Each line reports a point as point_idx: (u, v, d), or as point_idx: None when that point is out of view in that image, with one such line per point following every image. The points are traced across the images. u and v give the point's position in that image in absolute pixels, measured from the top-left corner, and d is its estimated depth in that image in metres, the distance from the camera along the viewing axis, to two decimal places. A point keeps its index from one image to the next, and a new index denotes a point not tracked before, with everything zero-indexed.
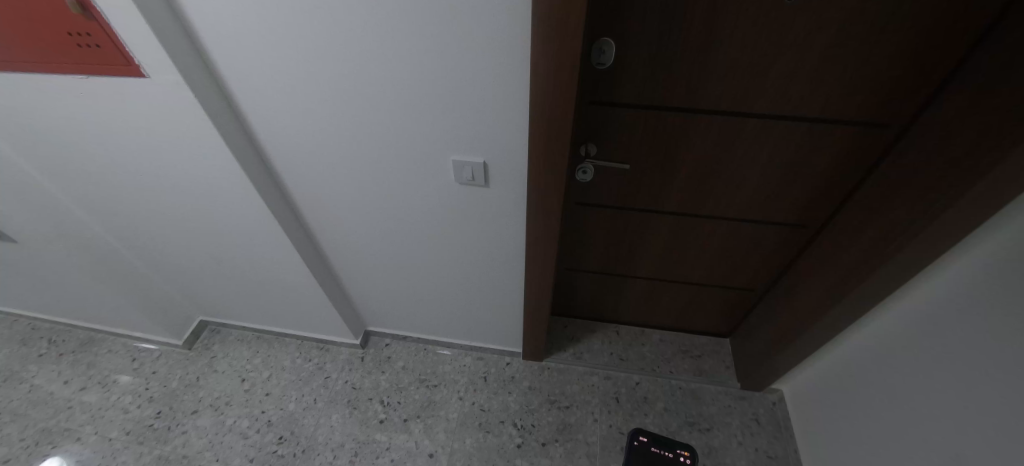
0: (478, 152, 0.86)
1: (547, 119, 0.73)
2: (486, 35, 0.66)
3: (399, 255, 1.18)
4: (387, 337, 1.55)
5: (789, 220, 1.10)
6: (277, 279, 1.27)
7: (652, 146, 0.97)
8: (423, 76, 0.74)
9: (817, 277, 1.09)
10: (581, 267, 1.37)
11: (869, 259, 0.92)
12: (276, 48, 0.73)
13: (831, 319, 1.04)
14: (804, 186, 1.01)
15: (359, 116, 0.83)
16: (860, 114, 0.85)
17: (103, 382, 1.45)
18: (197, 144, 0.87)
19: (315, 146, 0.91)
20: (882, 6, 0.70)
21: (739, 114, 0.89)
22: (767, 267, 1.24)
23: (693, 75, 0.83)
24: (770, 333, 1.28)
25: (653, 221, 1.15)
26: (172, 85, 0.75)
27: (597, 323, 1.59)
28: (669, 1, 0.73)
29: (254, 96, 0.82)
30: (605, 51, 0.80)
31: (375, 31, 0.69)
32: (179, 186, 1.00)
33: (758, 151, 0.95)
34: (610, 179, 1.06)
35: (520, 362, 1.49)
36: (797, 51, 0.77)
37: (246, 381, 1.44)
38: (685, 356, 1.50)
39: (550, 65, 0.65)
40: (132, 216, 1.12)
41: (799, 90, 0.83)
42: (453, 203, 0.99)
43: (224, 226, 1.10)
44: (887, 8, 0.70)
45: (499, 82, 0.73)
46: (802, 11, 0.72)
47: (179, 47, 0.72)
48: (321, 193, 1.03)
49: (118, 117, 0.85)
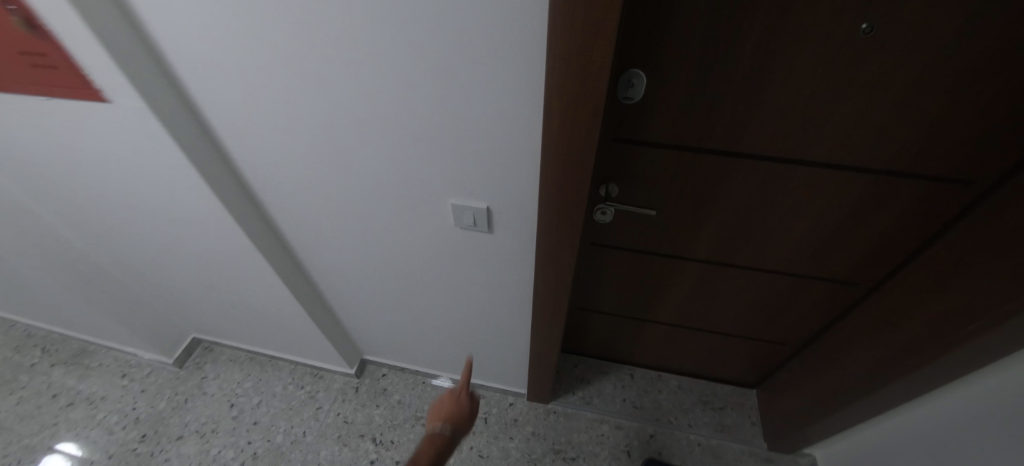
0: (480, 197, 0.77)
1: (562, 167, 0.62)
2: (490, 69, 0.57)
3: (395, 291, 1.09)
4: (384, 366, 1.45)
5: (837, 276, 0.96)
6: (267, 308, 1.20)
7: (682, 190, 0.85)
8: (417, 110, 0.65)
9: (867, 343, 0.95)
10: (595, 307, 1.25)
11: (936, 334, 0.78)
12: (256, 74, 0.65)
13: (882, 394, 0.90)
14: (860, 241, 0.87)
15: (349, 150, 0.74)
16: (939, 168, 0.71)
17: (92, 398, 1.41)
18: (172, 173, 0.80)
19: (305, 178, 0.82)
20: (976, 46, 0.57)
21: (788, 161, 0.76)
22: (806, 322, 1.10)
23: (736, 116, 0.71)
24: (806, 396, 1.14)
25: (678, 267, 1.03)
26: (136, 111, 0.68)
27: (610, 364, 1.47)
28: (709, 32, 0.61)
29: (234, 123, 0.74)
30: (634, 84, 0.68)
31: (363, 59, 0.60)
32: (159, 212, 0.93)
33: (809, 202, 0.82)
34: (631, 222, 0.95)
35: (523, 403, 1.39)
36: (869, 92, 0.64)
37: (235, 407, 1.38)
38: (706, 407, 1.37)
39: (568, 108, 0.54)
40: (116, 238, 1.06)
41: (866, 138, 0.70)
42: (453, 244, 0.89)
43: (210, 254, 1.03)
44: (983, 48, 0.57)
45: (507, 119, 0.63)
46: (880, 44, 0.59)
47: (146, 69, 0.65)
48: (313, 226, 0.94)
49: (89, 142, 0.79)
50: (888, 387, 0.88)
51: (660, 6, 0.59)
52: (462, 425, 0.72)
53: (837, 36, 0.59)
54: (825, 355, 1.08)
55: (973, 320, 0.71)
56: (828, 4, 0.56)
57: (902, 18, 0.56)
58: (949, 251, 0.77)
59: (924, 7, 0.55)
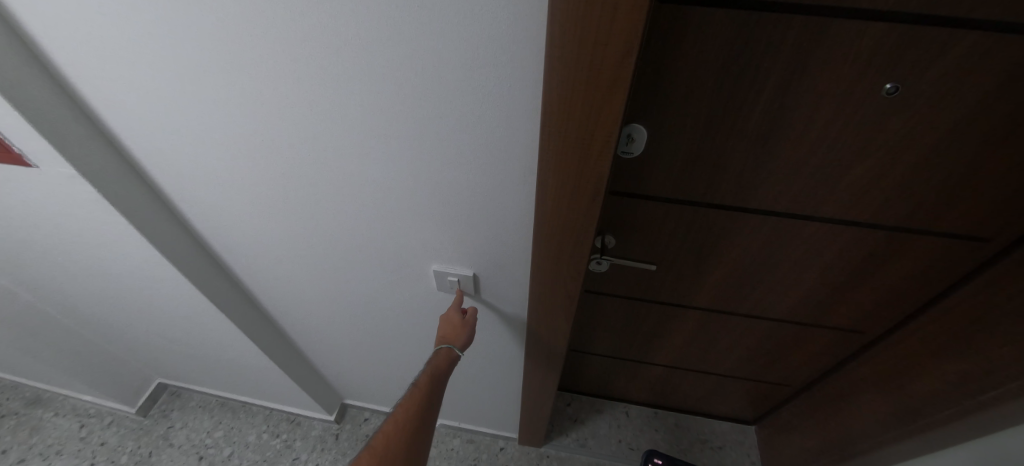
0: (465, 264, 0.74)
1: (558, 235, 0.57)
2: (469, 136, 0.53)
3: (373, 347, 1.04)
4: (365, 410, 1.42)
5: (843, 324, 0.91)
6: (235, 362, 1.14)
7: (682, 243, 0.80)
8: (393, 177, 0.61)
9: (874, 394, 0.91)
10: (589, 350, 1.20)
11: (947, 396, 0.74)
12: (211, 132, 0.60)
13: (893, 449, 0.85)
14: (868, 294, 0.82)
15: (321, 211, 0.69)
16: (956, 227, 0.67)
17: (45, 453, 1.34)
18: (113, 238, 0.73)
19: (274, 236, 0.77)
20: (995, 110, 0.53)
21: (796, 217, 0.71)
22: (809, 366, 1.06)
23: (742, 173, 0.65)
24: (808, 442, 1.09)
25: (677, 314, 0.99)
26: (66, 177, 0.61)
27: (604, 402, 1.44)
28: (706, 93, 0.56)
29: (186, 182, 0.69)
30: (634, 138, 0.62)
31: (325, 119, 0.55)
32: (104, 276, 0.87)
33: (816, 257, 0.77)
34: (628, 273, 0.90)
35: (514, 447, 1.36)
36: (887, 152, 0.59)
37: (204, 458, 1.34)
38: (704, 446, 1.34)
39: (565, 181, 0.50)
40: (66, 297, 1.00)
41: (881, 197, 0.65)
42: (433, 303, 0.85)
43: (166, 315, 0.98)
44: (1003, 112, 0.53)
45: (494, 183, 0.58)
46: (904, 104, 0.54)
47: (76, 130, 0.59)
48: (286, 288, 0.90)
49: (25, 209, 0.72)
50: (899, 443, 0.84)
51: (661, 62, 0.54)
52: (462, 338, 0.78)
53: (857, 95, 0.54)
54: (829, 400, 1.04)
55: (995, 387, 0.66)
56: (848, 63, 0.51)
57: (931, 77, 0.51)
58: (965, 308, 0.74)
59: (955, 65, 0.49)
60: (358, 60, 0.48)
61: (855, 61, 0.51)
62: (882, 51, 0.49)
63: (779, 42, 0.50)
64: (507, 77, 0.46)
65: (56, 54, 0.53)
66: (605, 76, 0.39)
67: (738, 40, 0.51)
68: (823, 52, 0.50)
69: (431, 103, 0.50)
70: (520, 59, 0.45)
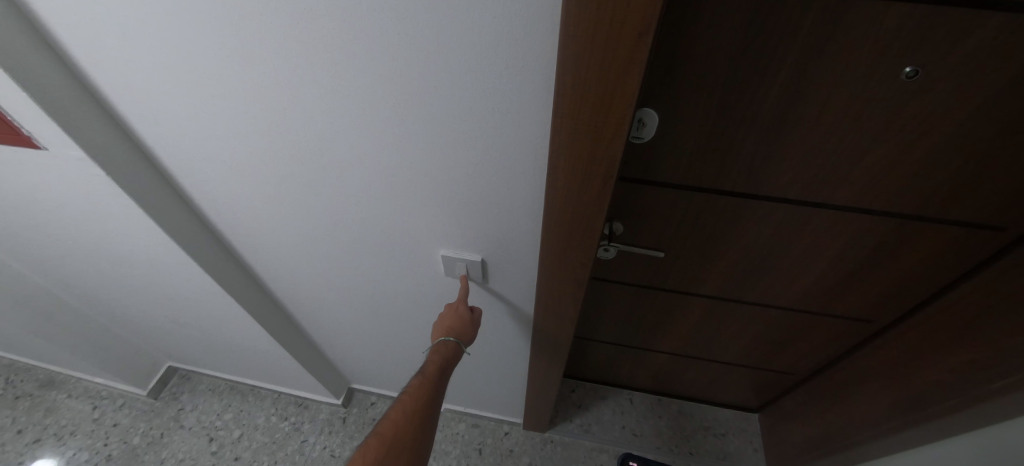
0: (473, 250, 0.74)
1: (568, 219, 0.56)
2: (480, 119, 0.52)
3: (379, 332, 1.06)
4: (372, 395, 1.44)
5: (850, 314, 0.91)
6: (244, 346, 1.16)
7: (690, 231, 0.79)
8: (403, 162, 0.60)
9: (878, 384, 0.92)
10: (595, 337, 1.21)
11: (952, 387, 0.74)
12: (217, 116, 0.60)
13: (894, 438, 0.86)
14: (877, 283, 0.82)
15: (331, 197, 0.69)
16: (971, 216, 0.66)
17: (59, 433, 1.37)
18: (123, 222, 0.73)
19: (280, 221, 0.77)
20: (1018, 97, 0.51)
21: (807, 205, 0.70)
22: (814, 355, 1.06)
23: (755, 160, 0.64)
24: (811, 431, 1.10)
25: (683, 302, 0.99)
26: (76, 160, 0.61)
27: (608, 389, 1.46)
28: (719, 77, 0.55)
29: (193, 166, 0.69)
30: (645, 123, 0.61)
31: (333, 102, 0.54)
32: (113, 259, 0.88)
33: (825, 246, 0.77)
34: (636, 260, 0.90)
35: (519, 432, 1.38)
36: (903, 139, 0.58)
37: (215, 441, 1.37)
38: (706, 433, 1.35)
39: (575, 165, 0.49)
40: (77, 281, 1.02)
41: (896, 184, 0.64)
42: (440, 289, 0.86)
43: (175, 299, 0.98)
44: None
45: (504, 167, 0.57)
46: (925, 88, 0.52)
47: (85, 112, 0.59)
48: (293, 273, 0.90)
49: (35, 193, 0.73)
50: (901, 433, 0.84)
51: (676, 46, 0.52)
52: (468, 334, 0.79)
53: (876, 81, 0.52)
54: (833, 389, 1.05)
55: (1002, 377, 0.66)
56: (869, 46, 0.49)
57: (954, 62, 0.49)
58: (974, 298, 0.73)
59: (981, 48, 0.48)
60: (368, 42, 0.47)
61: (876, 44, 0.49)
62: (903, 34, 0.48)
63: (797, 24, 0.49)
64: (520, 58, 0.45)
65: (62, 35, 0.52)
66: (620, 57, 0.38)
67: (754, 23, 0.49)
68: (843, 35, 0.49)
69: (441, 87, 0.50)
70: (533, 41, 0.44)
